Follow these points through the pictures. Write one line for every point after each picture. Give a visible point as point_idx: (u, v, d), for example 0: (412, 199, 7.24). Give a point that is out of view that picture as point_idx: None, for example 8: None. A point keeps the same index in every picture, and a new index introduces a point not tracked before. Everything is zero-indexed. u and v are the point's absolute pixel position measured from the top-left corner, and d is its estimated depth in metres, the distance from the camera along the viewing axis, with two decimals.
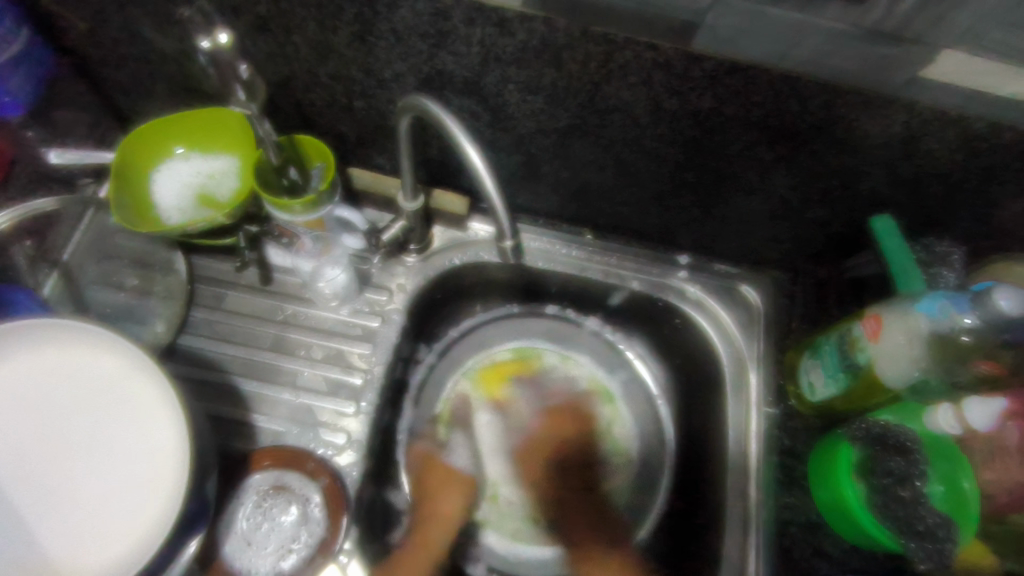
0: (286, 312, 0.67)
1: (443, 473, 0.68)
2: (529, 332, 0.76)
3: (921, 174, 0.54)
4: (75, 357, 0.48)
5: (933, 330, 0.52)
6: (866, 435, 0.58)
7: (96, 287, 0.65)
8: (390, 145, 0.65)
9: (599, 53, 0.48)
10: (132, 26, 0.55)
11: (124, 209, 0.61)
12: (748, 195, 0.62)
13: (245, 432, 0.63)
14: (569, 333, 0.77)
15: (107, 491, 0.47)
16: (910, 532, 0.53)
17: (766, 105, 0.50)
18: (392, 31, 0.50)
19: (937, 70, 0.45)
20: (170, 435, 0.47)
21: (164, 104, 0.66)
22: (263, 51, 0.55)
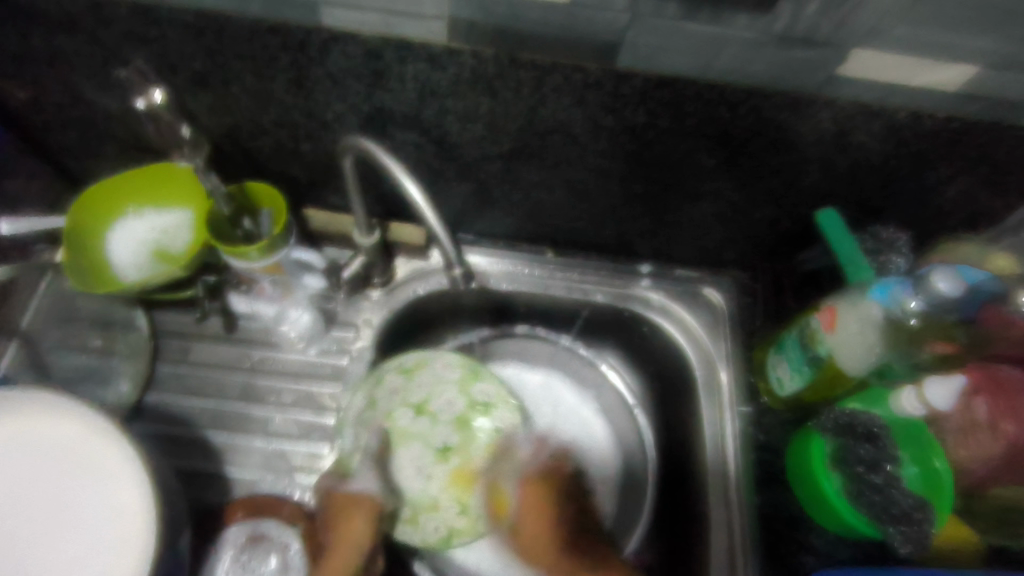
0: (254, 359, 0.67)
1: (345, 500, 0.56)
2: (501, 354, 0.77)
3: (857, 166, 0.55)
4: (31, 428, 0.48)
5: (885, 317, 0.54)
6: (835, 425, 0.58)
7: (57, 352, 0.65)
8: (343, 184, 0.66)
9: (530, 78, 0.50)
10: (73, 93, 0.56)
11: (81, 271, 0.61)
12: (696, 201, 0.63)
13: (219, 484, 0.62)
14: (543, 350, 0.77)
15: (68, 564, 0.46)
16: (887, 517, 0.54)
17: (698, 114, 0.52)
18: (327, 75, 0.51)
19: (850, 68, 0.46)
20: (135, 496, 0.46)
21: (114, 164, 0.66)
22: (205, 105, 0.56)
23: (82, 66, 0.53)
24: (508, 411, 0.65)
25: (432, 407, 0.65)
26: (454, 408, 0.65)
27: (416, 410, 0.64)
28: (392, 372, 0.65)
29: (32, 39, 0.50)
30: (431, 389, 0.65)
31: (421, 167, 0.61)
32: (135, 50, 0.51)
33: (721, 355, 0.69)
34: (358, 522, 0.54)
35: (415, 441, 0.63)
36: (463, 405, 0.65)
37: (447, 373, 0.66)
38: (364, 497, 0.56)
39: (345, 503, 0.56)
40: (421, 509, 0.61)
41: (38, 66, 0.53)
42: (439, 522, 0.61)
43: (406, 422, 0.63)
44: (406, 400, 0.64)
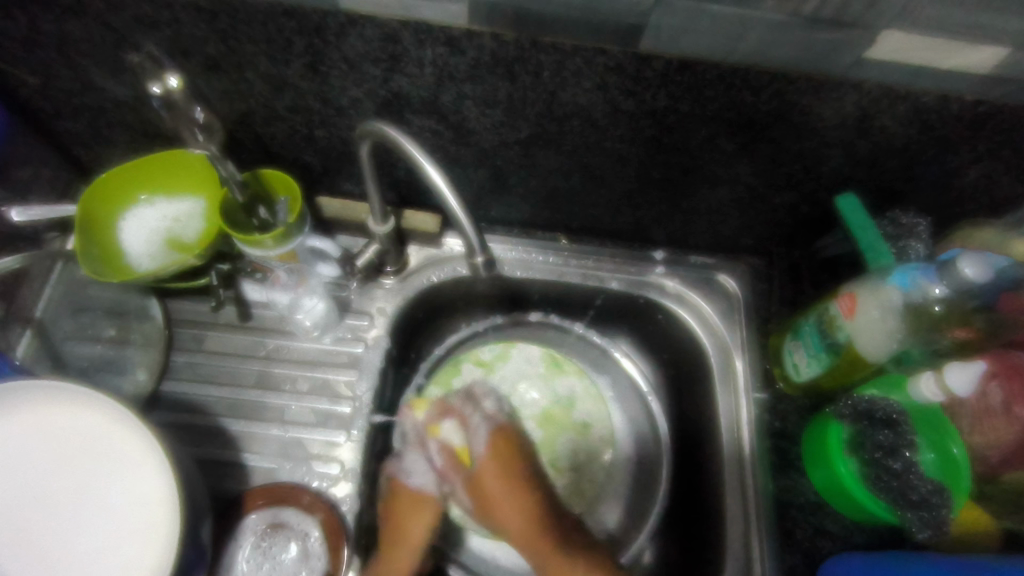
0: (268, 347, 0.66)
1: (409, 497, 0.60)
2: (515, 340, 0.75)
3: (878, 151, 0.55)
4: (55, 418, 0.48)
5: (906, 302, 0.54)
6: (854, 411, 0.59)
7: (71, 341, 0.64)
8: (357, 171, 0.65)
9: (551, 62, 0.49)
10: (84, 78, 0.55)
11: (93, 259, 0.60)
12: (714, 186, 0.63)
13: (236, 472, 0.62)
14: (554, 337, 0.76)
15: (96, 551, 0.46)
16: (906, 502, 0.54)
17: (720, 98, 0.51)
18: (343, 59, 0.50)
19: (880, 50, 0.45)
20: (159, 484, 0.46)
21: (124, 151, 0.65)
22: (217, 91, 0.55)
23: (93, 51, 0.52)
24: (592, 406, 0.71)
25: (516, 404, 0.70)
26: (536, 404, 0.70)
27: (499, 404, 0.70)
28: (469, 365, 0.71)
29: (42, 24, 0.49)
30: (517, 377, 0.71)
31: (436, 153, 0.61)
32: (148, 34, 0.50)
33: (737, 343, 0.69)
34: (423, 524, 0.59)
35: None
36: (549, 398, 0.71)
37: (530, 366, 0.72)
38: (427, 495, 0.60)
39: (408, 502, 0.60)
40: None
41: (49, 51, 0.52)
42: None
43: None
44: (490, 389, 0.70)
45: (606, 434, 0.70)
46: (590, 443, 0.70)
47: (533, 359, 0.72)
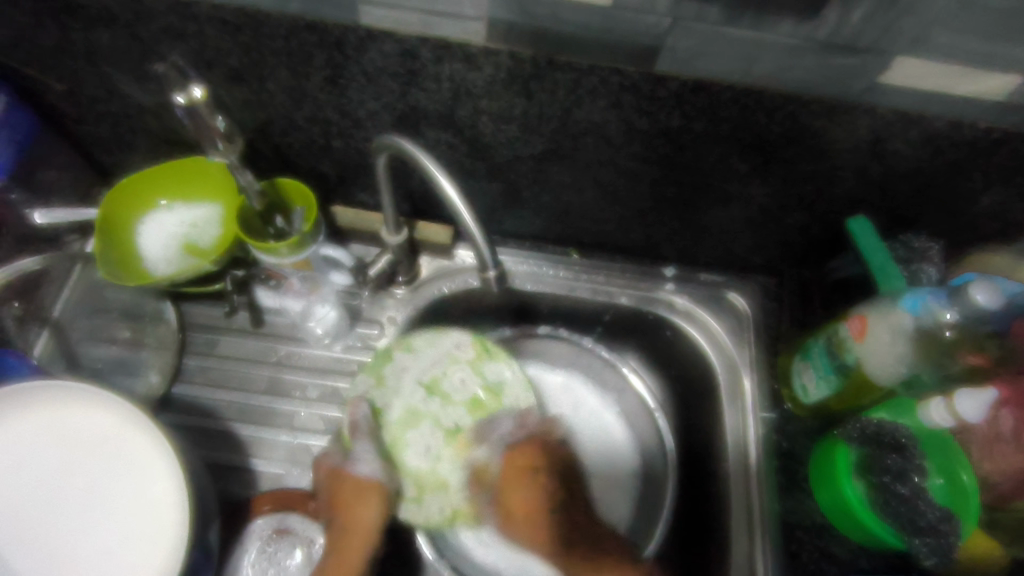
0: (279, 353, 0.67)
1: (353, 487, 0.57)
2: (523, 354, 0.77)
3: (890, 175, 0.55)
4: (69, 419, 0.48)
5: (916, 326, 0.54)
6: (862, 434, 0.58)
7: (87, 342, 0.65)
8: (372, 182, 0.66)
9: (567, 81, 0.49)
10: (110, 85, 0.56)
11: (112, 264, 0.61)
12: (726, 205, 0.63)
13: (244, 476, 0.62)
14: (564, 351, 0.77)
15: (106, 552, 0.46)
16: (912, 528, 0.54)
17: (734, 119, 0.51)
18: (363, 73, 0.51)
19: (893, 76, 0.46)
20: (169, 487, 0.47)
21: (145, 157, 0.66)
22: (239, 101, 0.56)
23: (121, 60, 0.53)
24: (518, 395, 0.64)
25: (443, 387, 0.63)
26: (467, 389, 0.63)
27: (422, 389, 0.63)
28: (399, 353, 0.63)
29: (73, 32, 0.51)
30: (440, 366, 0.63)
31: (451, 166, 0.62)
32: (174, 45, 0.51)
33: (745, 362, 0.68)
34: (371, 509, 0.57)
35: (423, 420, 0.62)
36: (478, 386, 0.63)
37: (456, 352, 0.64)
38: (371, 483, 0.57)
39: (354, 491, 0.57)
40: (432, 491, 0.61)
41: (78, 59, 0.54)
42: (442, 504, 0.61)
43: (416, 400, 0.62)
44: (416, 379, 0.63)
45: (533, 414, 0.64)
46: (523, 424, 0.64)
47: (462, 350, 0.64)
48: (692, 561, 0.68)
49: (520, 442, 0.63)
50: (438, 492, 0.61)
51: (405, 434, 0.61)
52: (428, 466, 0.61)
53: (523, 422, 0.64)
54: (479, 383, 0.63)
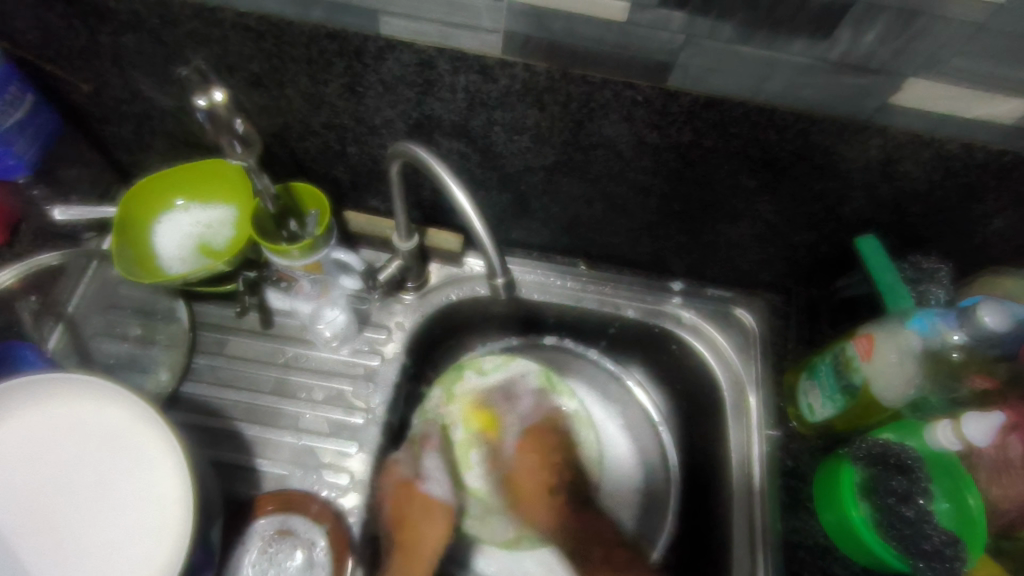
0: (287, 355, 0.68)
1: (421, 506, 0.63)
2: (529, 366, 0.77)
3: (901, 195, 0.55)
4: (81, 410, 0.49)
5: (924, 347, 0.54)
6: (868, 454, 0.58)
7: (99, 338, 0.66)
8: (384, 188, 0.67)
9: (580, 94, 0.50)
10: (133, 87, 0.58)
11: (126, 260, 0.62)
12: (735, 222, 0.63)
13: (248, 476, 0.63)
14: (567, 361, 0.77)
15: (111, 546, 0.47)
16: (918, 551, 0.54)
17: (744, 135, 0.52)
18: (380, 82, 0.52)
19: (905, 97, 0.46)
20: (176, 484, 0.47)
21: (163, 157, 0.68)
22: (258, 106, 0.57)
23: (145, 63, 0.55)
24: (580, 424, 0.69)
25: (505, 412, 0.69)
26: (524, 415, 0.69)
27: (490, 410, 0.69)
28: (470, 374, 0.70)
29: (100, 35, 0.52)
30: (517, 392, 0.70)
31: (464, 175, 0.62)
32: (198, 50, 0.52)
33: (751, 377, 0.69)
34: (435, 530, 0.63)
35: (482, 439, 0.68)
36: (540, 413, 0.69)
37: (525, 380, 0.70)
38: (439, 504, 0.64)
39: (423, 506, 0.63)
40: (470, 503, 0.66)
41: (103, 60, 0.55)
42: (483, 515, 0.67)
43: (480, 426, 0.68)
44: (485, 398, 0.69)
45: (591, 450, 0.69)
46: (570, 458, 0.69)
47: (529, 378, 0.70)
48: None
49: (535, 423, 0.69)
50: (476, 502, 0.67)
51: (459, 452, 0.67)
52: (473, 481, 0.67)
53: (539, 407, 0.69)
54: (540, 412, 0.69)
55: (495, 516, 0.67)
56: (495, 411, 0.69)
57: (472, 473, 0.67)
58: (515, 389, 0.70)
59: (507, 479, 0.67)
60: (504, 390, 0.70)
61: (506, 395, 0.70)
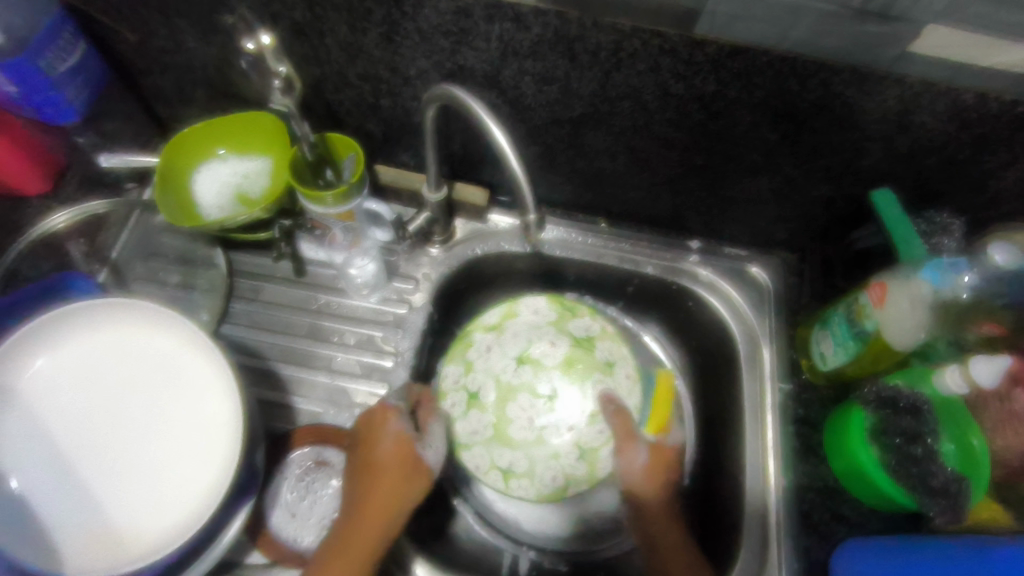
0: (320, 301, 0.71)
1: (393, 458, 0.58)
2: None
3: (917, 147, 0.57)
4: (136, 338, 0.52)
5: (935, 295, 0.56)
6: (879, 398, 0.61)
7: (142, 282, 0.69)
8: (414, 142, 0.69)
9: (610, 43, 0.52)
10: (178, 37, 0.60)
11: (169, 206, 0.65)
12: (754, 176, 0.65)
13: (285, 413, 0.66)
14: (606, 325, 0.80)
15: (164, 463, 0.50)
16: (924, 488, 0.56)
17: (766, 85, 0.54)
18: (417, 31, 0.54)
19: (924, 44, 0.48)
20: (224, 405, 0.50)
21: (202, 110, 0.70)
22: (297, 56, 0.60)
23: (192, 12, 0.57)
24: (611, 342, 0.66)
25: (533, 355, 0.65)
26: (556, 354, 0.65)
27: (515, 362, 0.65)
28: (479, 337, 0.67)
29: None
30: (528, 336, 0.66)
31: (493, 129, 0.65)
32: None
33: (765, 331, 0.71)
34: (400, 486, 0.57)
35: (519, 392, 0.64)
36: (568, 345, 0.66)
37: (535, 318, 0.68)
38: (417, 467, 0.59)
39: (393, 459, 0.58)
40: (540, 459, 0.62)
41: (152, 10, 0.57)
42: (555, 471, 0.61)
43: (511, 376, 0.64)
44: (506, 355, 0.65)
45: (632, 371, 0.65)
46: (616, 382, 0.64)
47: (540, 312, 0.68)
48: (707, 527, 0.69)
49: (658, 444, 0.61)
50: (545, 456, 0.62)
51: (504, 409, 0.63)
52: (533, 436, 0.62)
53: (559, 345, 0.65)
54: (568, 344, 0.66)
55: (569, 470, 0.61)
56: (522, 362, 0.65)
57: (530, 425, 0.62)
58: (530, 338, 0.66)
59: (569, 422, 0.62)
60: (517, 343, 0.66)
61: (524, 345, 0.66)
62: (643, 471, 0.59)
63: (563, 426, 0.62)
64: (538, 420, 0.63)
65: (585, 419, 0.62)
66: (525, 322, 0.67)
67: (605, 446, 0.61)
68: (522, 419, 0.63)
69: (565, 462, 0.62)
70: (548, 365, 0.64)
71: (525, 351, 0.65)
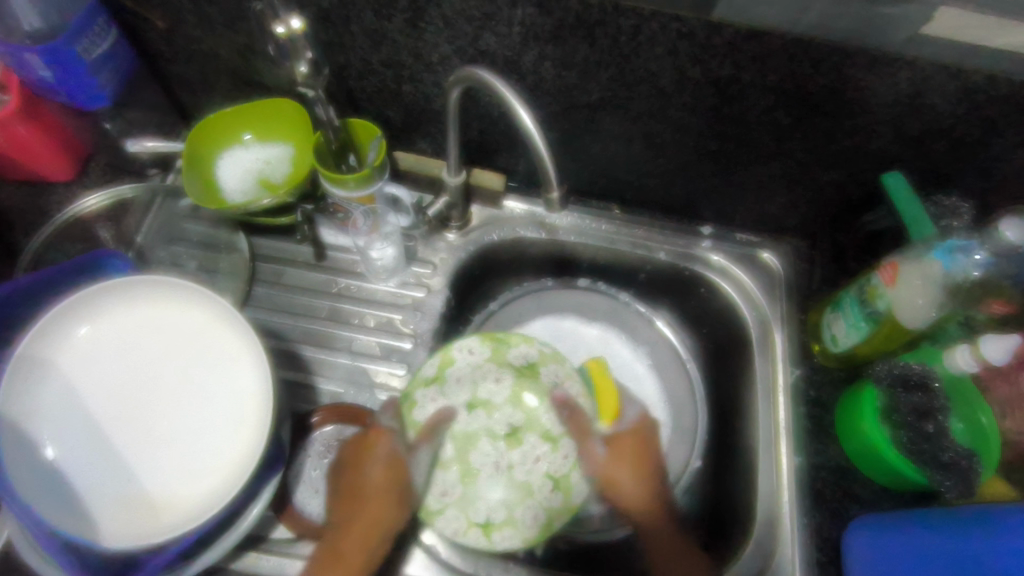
0: (340, 285, 0.72)
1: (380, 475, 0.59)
2: (575, 308, 0.81)
3: (927, 131, 0.59)
4: (169, 313, 0.53)
5: (947, 276, 0.57)
6: (890, 375, 0.62)
7: (166, 267, 0.70)
8: (433, 129, 0.71)
9: (629, 27, 0.54)
10: (205, 23, 0.62)
11: (196, 189, 0.67)
12: (766, 161, 0.67)
13: (306, 394, 0.67)
14: (621, 313, 0.81)
15: (195, 434, 0.51)
16: (935, 463, 0.58)
17: (781, 69, 0.55)
18: (441, 17, 0.56)
19: (935, 28, 0.49)
20: (253, 380, 0.52)
21: (225, 98, 0.72)
22: (322, 43, 0.61)
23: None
24: (555, 363, 0.67)
25: (483, 397, 0.64)
26: (503, 387, 0.65)
27: (466, 408, 0.64)
28: (421, 393, 0.63)
29: None
30: (472, 378, 0.65)
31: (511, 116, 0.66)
32: None
33: (777, 316, 0.72)
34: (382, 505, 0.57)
35: (478, 438, 0.63)
36: (512, 377, 0.65)
37: (473, 358, 0.65)
38: (404, 488, 0.59)
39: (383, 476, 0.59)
40: (515, 503, 0.60)
41: None
42: (535, 510, 0.60)
43: (465, 425, 0.63)
44: (454, 403, 0.64)
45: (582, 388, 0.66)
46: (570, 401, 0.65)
47: (476, 352, 0.65)
48: (714, 526, 0.70)
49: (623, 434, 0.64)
50: (524, 499, 0.60)
51: (467, 460, 0.62)
52: (506, 481, 0.61)
53: (505, 381, 0.65)
54: (512, 376, 0.66)
55: (547, 503, 0.61)
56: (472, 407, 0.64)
57: (495, 475, 0.61)
58: (474, 381, 0.65)
59: (535, 455, 0.62)
60: (463, 388, 0.64)
61: (470, 391, 0.64)
62: (607, 460, 0.62)
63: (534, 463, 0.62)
64: (506, 463, 0.62)
65: (548, 448, 0.63)
66: (469, 365, 0.65)
67: (575, 470, 0.63)
68: (489, 466, 0.61)
69: (543, 496, 0.61)
70: (496, 403, 0.64)
71: (473, 394, 0.64)
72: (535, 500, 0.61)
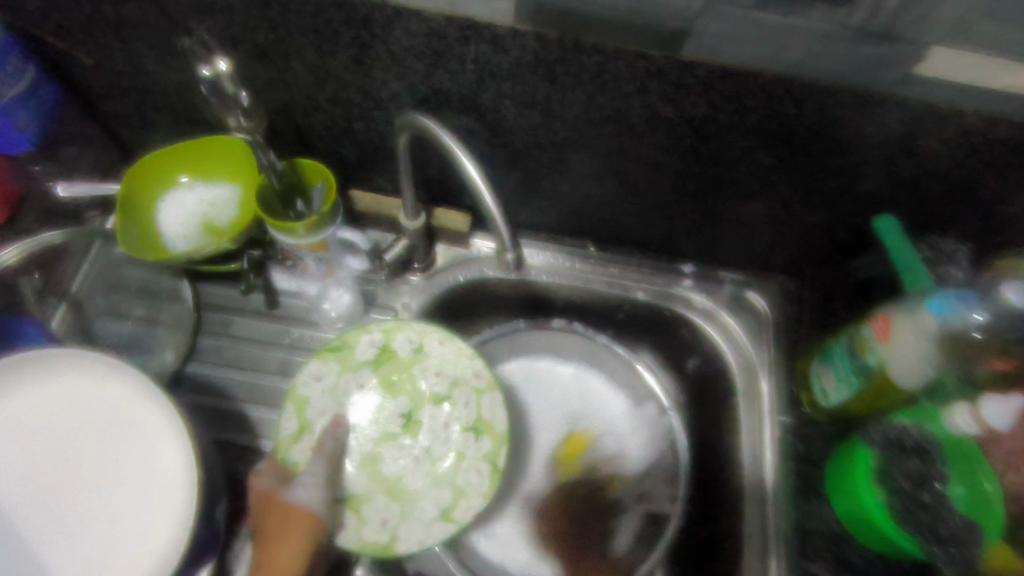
0: (293, 335, 0.67)
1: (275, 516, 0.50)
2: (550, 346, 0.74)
3: (921, 172, 0.54)
4: (89, 387, 0.48)
5: (943, 329, 0.52)
6: (883, 438, 0.56)
7: (103, 318, 0.65)
8: (391, 167, 0.66)
9: (592, 64, 0.49)
10: (135, 60, 0.56)
11: (132, 238, 0.61)
12: (749, 201, 0.62)
13: (253, 457, 0.62)
14: (600, 354, 0.73)
15: (114, 523, 0.46)
16: (931, 536, 0.52)
17: (760, 108, 0.50)
18: (388, 53, 0.51)
19: (929, 66, 0.45)
20: (181, 463, 0.47)
21: (167, 135, 0.67)
22: (263, 80, 0.56)
23: (149, 35, 0.54)
24: (407, 331, 0.62)
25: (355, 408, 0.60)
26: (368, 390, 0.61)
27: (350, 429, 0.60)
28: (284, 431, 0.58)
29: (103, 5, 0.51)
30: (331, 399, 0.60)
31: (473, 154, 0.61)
32: (202, 21, 0.51)
33: (763, 363, 0.68)
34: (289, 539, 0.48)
35: (383, 449, 0.59)
36: (373, 376, 0.61)
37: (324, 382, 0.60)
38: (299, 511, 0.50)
39: (276, 511, 0.50)
40: (451, 474, 0.59)
41: (107, 32, 0.54)
42: (475, 466, 0.59)
43: (355, 446, 0.59)
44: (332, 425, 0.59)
45: (442, 336, 0.61)
46: (433, 360, 0.61)
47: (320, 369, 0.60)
48: None
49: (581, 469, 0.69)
50: (454, 470, 0.59)
51: (383, 477, 0.58)
52: (432, 475, 0.59)
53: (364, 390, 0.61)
54: (370, 372, 0.61)
55: (479, 454, 0.59)
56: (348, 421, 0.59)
57: (417, 465, 0.59)
58: (337, 397, 0.60)
59: (443, 418, 0.60)
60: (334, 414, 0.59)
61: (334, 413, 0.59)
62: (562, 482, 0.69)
63: (444, 450, 0.59)
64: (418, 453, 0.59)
65: (446, 408, 0.60)
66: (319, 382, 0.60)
67: (483, 408, 0.60)
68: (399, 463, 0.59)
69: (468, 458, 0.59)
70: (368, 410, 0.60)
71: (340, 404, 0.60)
72: (461, 480, 0.58)
